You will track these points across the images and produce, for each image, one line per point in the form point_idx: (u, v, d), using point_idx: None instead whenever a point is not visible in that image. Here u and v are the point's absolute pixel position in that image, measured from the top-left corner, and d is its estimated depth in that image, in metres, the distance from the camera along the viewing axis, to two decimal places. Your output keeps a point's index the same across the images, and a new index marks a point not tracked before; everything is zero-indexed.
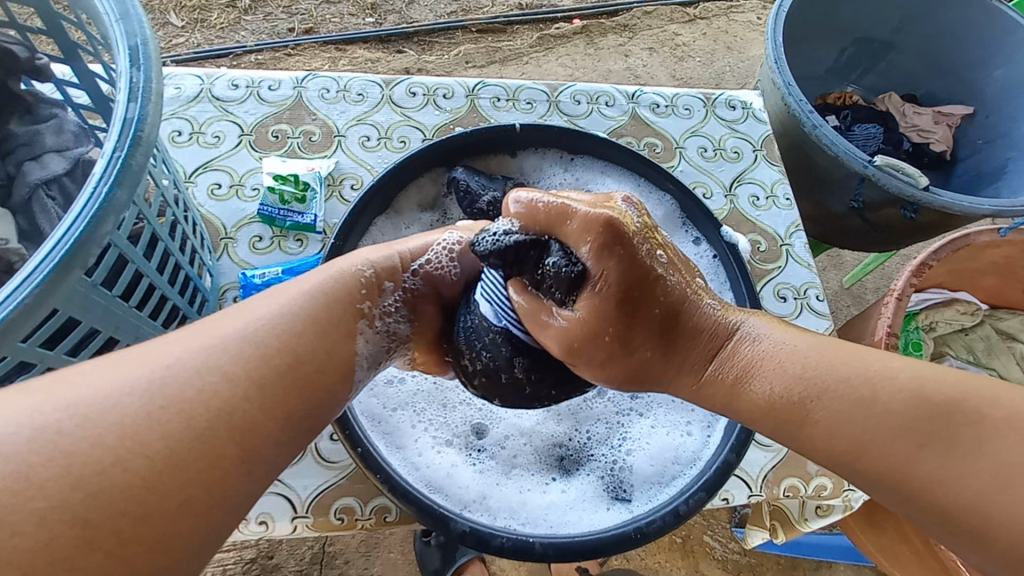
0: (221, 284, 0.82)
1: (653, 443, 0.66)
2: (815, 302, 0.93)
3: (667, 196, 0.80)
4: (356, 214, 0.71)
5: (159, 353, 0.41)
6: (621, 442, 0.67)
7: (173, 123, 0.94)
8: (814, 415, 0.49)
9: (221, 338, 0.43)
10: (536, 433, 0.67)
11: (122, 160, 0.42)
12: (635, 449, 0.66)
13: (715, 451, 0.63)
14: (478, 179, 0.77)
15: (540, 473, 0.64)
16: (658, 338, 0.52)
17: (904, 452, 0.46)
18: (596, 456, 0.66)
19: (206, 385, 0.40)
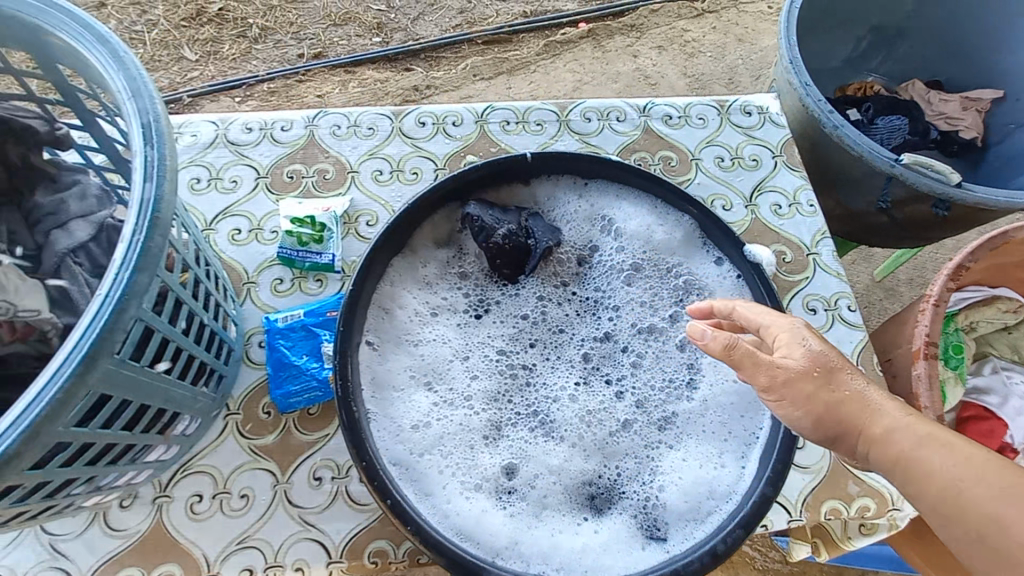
0: (246, 329, 0.84)
1: (686, 477, 0.65)
2: (847, 313, 0.90)
3: (684, 216, 0.78)
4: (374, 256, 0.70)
5: None
6: (653, 476, 0.66)
7: (192, 171, 0.96)
8: (915, 452, 0.50)
9: None
10: (564, 472, 0.66)
11: (142, 243, 0.43)
12: (668, 484, 0.65)
13: (751, 484, 0.62)
14: (492, 213, 0.76)
15: (572, 513, 0.64)
16: (803, 404, 0.53)
17: (992, 501, 0.47)
18: (628, 493, 0.65)
19: None
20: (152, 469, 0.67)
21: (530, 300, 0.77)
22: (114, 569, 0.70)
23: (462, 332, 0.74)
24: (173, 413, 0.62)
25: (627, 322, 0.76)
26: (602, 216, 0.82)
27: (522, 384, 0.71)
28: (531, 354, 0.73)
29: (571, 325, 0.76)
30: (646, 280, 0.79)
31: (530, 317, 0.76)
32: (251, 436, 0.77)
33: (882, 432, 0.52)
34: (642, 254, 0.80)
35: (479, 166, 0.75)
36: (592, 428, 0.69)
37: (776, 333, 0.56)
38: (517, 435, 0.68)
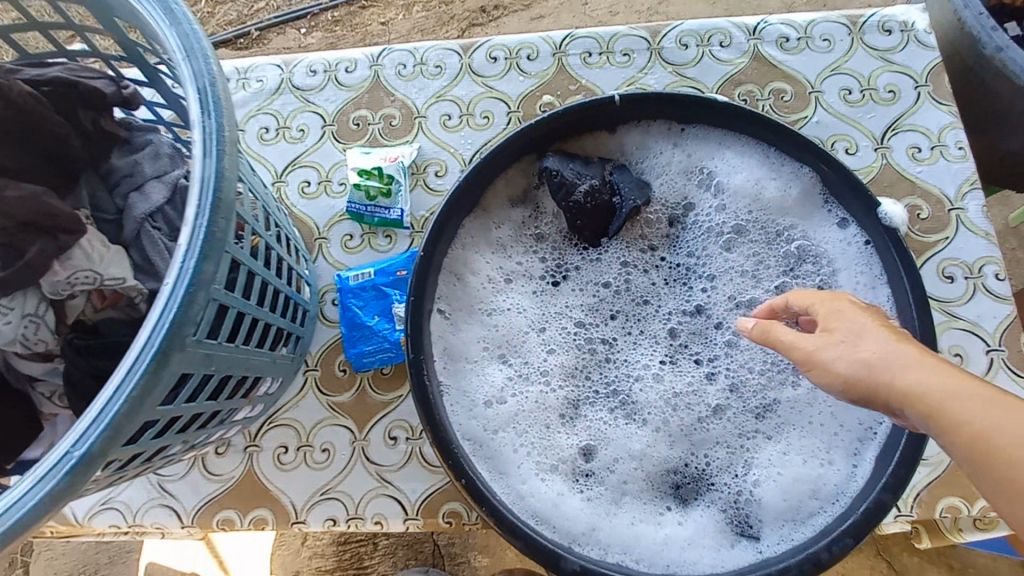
0: (320, 286, 0.83)
1: (786, 473, 0.59)
2: (993, 283, 0.75)
3: (803, 168, 0.66)
4: (446, 217, 0.64)
5: None
6: (747, 468, 0.60)
7: (260, 120, 0.93)
8: (953, 403, 0.36)
9: None
10: (645, 458, 0.62)
11: (205, 228, 0.40)
12: (765, 477, 0.59)
13: (864, 488, 0.55)
14: (573, 166, 0.68)
15: (654, 501, 0.60)
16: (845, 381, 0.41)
17: None
18: (717, 485, 0.60)
19: None
20: (240, 425, 0.70)
21: (613, 267, 0.70)
22: (215, 510, 0.75)
23: (538, 301, 0.69)
24: (255, 378, 0.63)
25: (723, 293, 0.68)
26: (701, 168, 0.71)
27: (602, 360, 0.66)
28: (614, 327, 0.67)
29: (658, 296, 0.69)
30: (751, 246, 0.69)
31: (613, 286, 0.69)
32: (330, 393, 0.79)
33: (913, 387, 0.38)
34: (747, 214, 0.70)
35: (562, 109, 0.66)
36: (678, 413, 0.63)
37: (830, 312, 0.44)
38: (596, 415, 0.64)
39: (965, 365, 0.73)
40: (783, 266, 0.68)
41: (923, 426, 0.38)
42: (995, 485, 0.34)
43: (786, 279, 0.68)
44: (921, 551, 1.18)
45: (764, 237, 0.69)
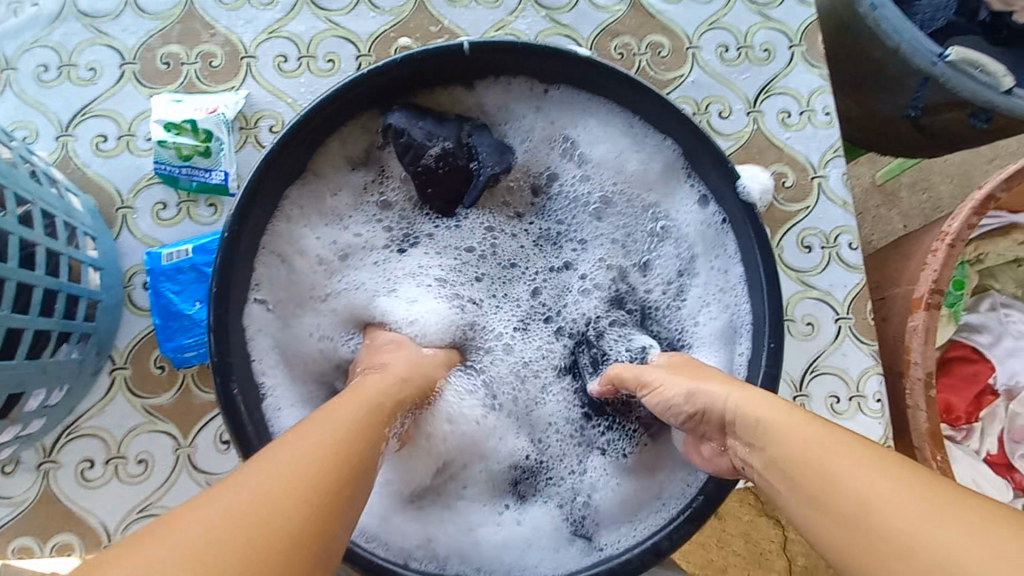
0: (125, 267, 0.69)
1: (622, 468, 0.59)
2: (846, 252, 0.77)
3: (667, 139, 0.60)
4: (256, 189, 0.53)
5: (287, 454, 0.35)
6: (587, 459, 0.60)
7: (34, 54, 0.73)
8: (824, 457, 0.37)
9: (300, 452, 0.35)
10: (490, 449, 0.60)
11: None
12: (607, 471, 0.59)
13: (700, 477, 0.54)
14: (424, 125, 0.58)
15: (499, 499, 0.58)
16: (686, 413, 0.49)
17: (922, 524, 0.31)
18: (555, 480, 0.60)
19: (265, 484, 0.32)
20: (16, 445, 0.57)
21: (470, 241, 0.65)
22: (3, 541, 0.63)
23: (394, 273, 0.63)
24: (8, 395, 0.50)
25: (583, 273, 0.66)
26: (564, 136, 0.64)
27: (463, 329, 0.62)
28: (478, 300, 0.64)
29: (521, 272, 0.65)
30: (612, 223, 0.66)
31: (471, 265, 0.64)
32: (144, 394, 0.66)
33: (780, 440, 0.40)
34: (610, 189, 0.65)
35: (394, 57, 0.53)
36: (529, 393, 0.62)
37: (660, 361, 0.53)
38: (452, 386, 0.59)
39: (816, 333, 0.75)
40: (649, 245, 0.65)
41: (793, 479, 0.39)
42: (849, 536, 0.34)
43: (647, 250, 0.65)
44: None
45: (626, 214, 0.65)
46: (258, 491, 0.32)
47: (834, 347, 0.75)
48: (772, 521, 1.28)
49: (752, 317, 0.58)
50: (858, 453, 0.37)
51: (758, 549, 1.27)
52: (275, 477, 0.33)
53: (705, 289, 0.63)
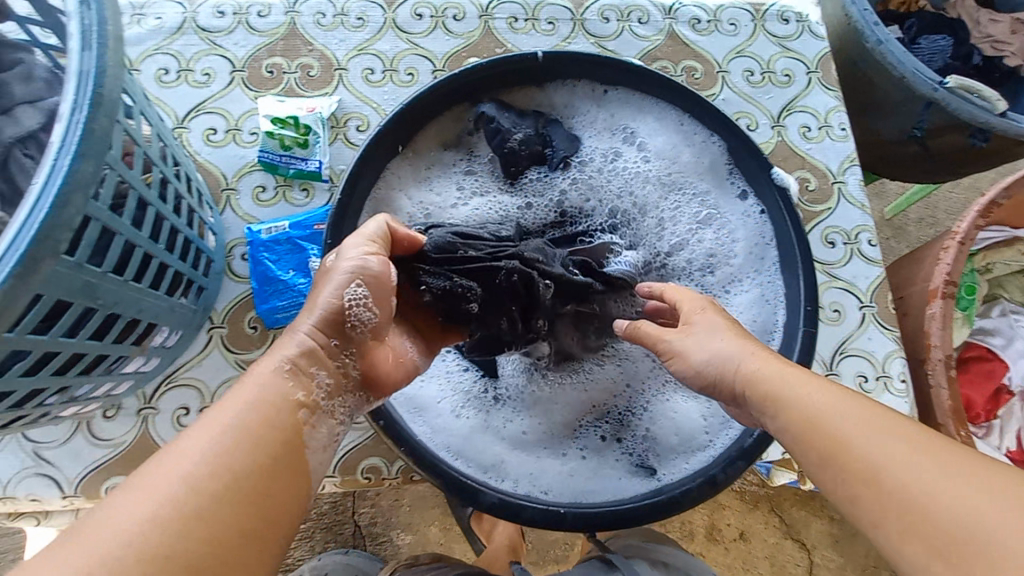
0: (227, 240, 0.78)
1: (681, 411, 0.64)
2: (866, 248, 0.85)
3: (715, 137, 0.71)
4: (368, 156, 0.63)
5: (160, 473, 0.39)
6: (652, 403, 0.64)
7: (157, 60, 0.85)
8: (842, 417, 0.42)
9: (180, 471, 0.39)
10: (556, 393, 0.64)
11: (83, 123, 0.36)
12: (669, 417, 0.63)
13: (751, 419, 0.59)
14: (509, 116, 0.69)
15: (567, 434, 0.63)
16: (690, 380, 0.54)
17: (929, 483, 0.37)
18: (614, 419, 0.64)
19: (158, 519, 0.37)
20: (133, 381, 0.64)
21: (545, 210, 0.73)
22: (102, 478, 0.69)
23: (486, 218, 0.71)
24: (148, 325, 0.58)
25: (639, 238, 0.74)
26: (625, 126, 0.74)
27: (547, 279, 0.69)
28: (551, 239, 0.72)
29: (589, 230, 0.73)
30: (668, 201, 0.74)
31: (546, 223, 0.73)
32: (237, 350, 0.74)
33: (820, 412, 0.43)
34: (669, 171, 0.74)
35: (495, 58, 0.67)
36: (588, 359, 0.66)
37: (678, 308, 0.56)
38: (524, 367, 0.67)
39: (842, 318, 0.82)
40: (705, 219, 0.73)
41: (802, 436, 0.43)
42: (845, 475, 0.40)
43: (692, 225, 0.74)
44: (805, 504, 1.30)
45: (679, 193, 0.74)
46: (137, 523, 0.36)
47: (860, 332, 0.82)
48: (797, 544, 1.28)
49: (787, 288, 0.67)
50: (914, 445, 0.39)
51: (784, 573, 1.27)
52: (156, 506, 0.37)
53: (741, 269, 0.72)
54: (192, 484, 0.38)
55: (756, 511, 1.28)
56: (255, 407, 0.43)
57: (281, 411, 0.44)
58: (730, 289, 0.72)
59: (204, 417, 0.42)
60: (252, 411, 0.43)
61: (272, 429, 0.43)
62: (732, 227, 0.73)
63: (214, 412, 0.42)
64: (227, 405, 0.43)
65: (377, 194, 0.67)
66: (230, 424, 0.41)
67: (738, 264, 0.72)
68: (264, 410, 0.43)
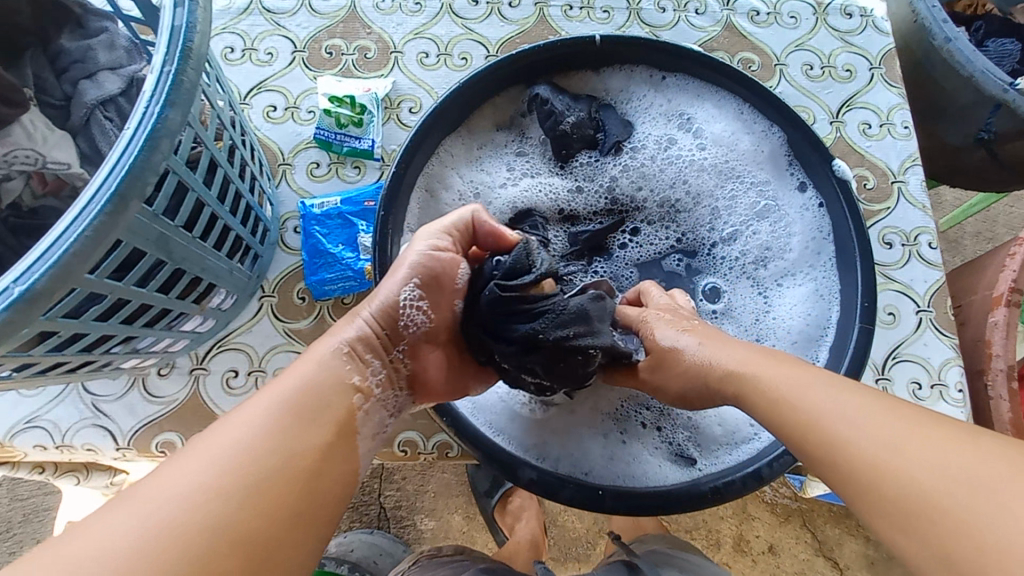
0: (282, 213, 0.80)
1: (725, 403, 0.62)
2: (926, 250, 0.82)
3: (776, 127, 0.69)
4: (425, 133, 0.64)
5: (216, 444, 0.40)
6: None
7: (225, 39, 0.88)
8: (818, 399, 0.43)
9: (236, 444, 0.40)
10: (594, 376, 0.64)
11: (172, 76, 0.39)
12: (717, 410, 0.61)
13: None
14: (563, 98, 0.69)
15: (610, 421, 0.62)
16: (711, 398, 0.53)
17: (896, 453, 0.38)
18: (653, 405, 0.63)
19: (212, 491, 0.37)
20: (189, 340, 0.67)
21: (595, 196, 0.73)
22: (154, 433, 0.72)
23: (537, 201, 0.72)
24: (209, 285, 0.60)
25: (689, 229, 0.74)
26: (680, 114, 0.73)
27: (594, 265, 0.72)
28: (601, 224, 0.73)
29: (640, 219, 0.74)
30: (724, 190, 0.73)
31: (596, 209, 0.73)
32: (286, 319, 0.76)
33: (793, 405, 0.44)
34: (724, 161, 0.73)
35: (555, 39, 0.67)
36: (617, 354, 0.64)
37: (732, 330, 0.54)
38: None
39: (897, 322, 0.79)
40: (760, 211, 0.72)
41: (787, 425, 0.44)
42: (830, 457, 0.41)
43: (744, 217, 0.73)
44: (840, 521, 1.25)
45: (734, 184, 0.73)
46: (192, 493, 0.37)
47: (916, 337, 0.78)
48: (830, 563, 1.24)
49: (843, 283, 0.65)
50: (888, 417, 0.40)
51: None
52: (211, 477, 0.38)
53: (796, 262, 0.70)
54: (249, 459, 0.39)
55: (786, 525, 1.24)
56: (306, 388, 0.45)
57: (332, 393, 0.46)
58: (783, 282, 0.71)
59: (258, 394, 0.44)
60: (302, 392, 0.45)
61: (325, 413, 0.45)
62: (789, 219, 0.71)
63: (267, 391, 0.44)
64: (276, 385, 0.45)
65: (430, 171, 0.67)
66: (279, 400, 0.43)
67: (794, 257, 0.70)
68: (316, 392, 0.45)
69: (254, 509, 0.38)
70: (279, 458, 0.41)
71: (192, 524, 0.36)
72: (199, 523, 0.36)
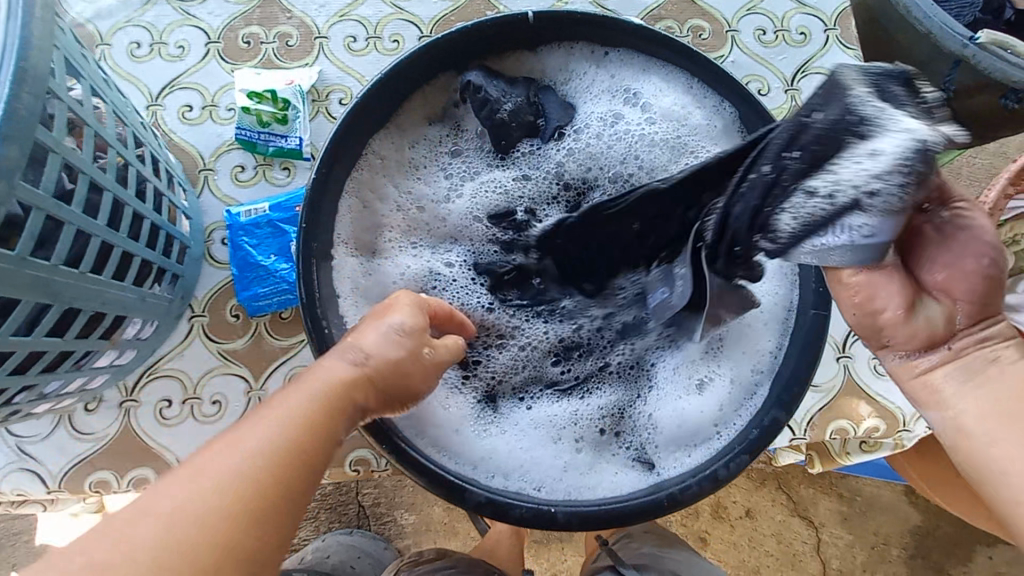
0: (206, 225, 0.74)
1: (683, 402, 0.59)
2: None
3: (726, 99, 0.64)
4: (346, 133, 0.59)
5: (225, 453, 0.36)
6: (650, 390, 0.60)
7: (129, 33, 0.80)
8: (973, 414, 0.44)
9: (244, 457, 0.36)
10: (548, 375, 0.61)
11: (4, 103, 0.33)
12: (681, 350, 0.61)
13: (756, 412, 0.56)
14: (498, 84, 0.64)
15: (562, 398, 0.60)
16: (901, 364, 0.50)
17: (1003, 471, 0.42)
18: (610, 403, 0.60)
19: (211, 508, 0.34)
20: (110, 375, 0.62)
21: (547, 182, 0.66)
22: (88, 471, 0.68)
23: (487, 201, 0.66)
24: (117, 318, 0.55)
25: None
26: (625, 89, 0.67)
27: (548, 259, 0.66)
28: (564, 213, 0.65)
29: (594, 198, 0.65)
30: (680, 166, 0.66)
31: (552, 195, 0.66)
32: (220, 339, 0.71)
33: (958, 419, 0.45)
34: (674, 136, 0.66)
35: (487, 17, 0.61)
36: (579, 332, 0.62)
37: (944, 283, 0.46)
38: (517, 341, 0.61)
39: None
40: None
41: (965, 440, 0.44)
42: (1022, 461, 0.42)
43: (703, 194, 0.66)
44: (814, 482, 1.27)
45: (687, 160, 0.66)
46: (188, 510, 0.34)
47: None
48: (805, 520, 1.26)
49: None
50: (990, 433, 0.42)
51: (791, 550, 1.25)
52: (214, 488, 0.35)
53: None
54: (254, 478, 0.35)
55: (762, 489, 1.25)
56: (317, 403, 0.40)
57: (339, 415, 0.41)
58: None
59: (273, 402, 0.39)
60: (314, 407, 0.39)
61: (327, 436, 0.39)
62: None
63: (280, 402, 0.39)
64: (289, 397, 0.40)
65: (357, 176, 0.61)
66: (289, 415, 0.38)
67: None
68: (324, 408, 0.40)
69: (246, 536, 0.34)
70: (274, 487, 0.36)
71: (182, 542, 0.33)
72: (185, 542, 0.33)
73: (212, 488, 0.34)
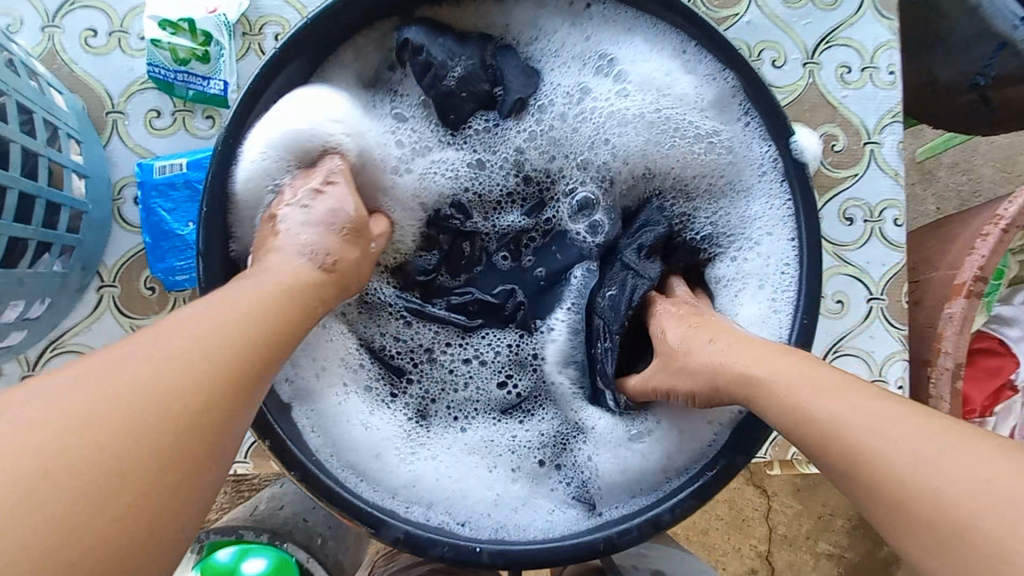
0: (115, 180, 0.64)
1: (631, 447, 0.55)
2: (890, 229, 0.71)
3: (720, 75, 0.53)
4: (262, 89, 0.47)
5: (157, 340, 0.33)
6: (594, 427, 0.58)
7: None
8: None
9: (177, 343, 0.33)
10: (485, 398, 0.59)
11: None
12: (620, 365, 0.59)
13: (706, 462, 0.51)
14: (444, 43, 0.53)
15: (500, 424, 0.58)
16: None
17: None
18: (546, 435, 0.58)
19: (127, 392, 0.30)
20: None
21: (500, 173, 0.60)
22: None
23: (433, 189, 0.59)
24: None
25: (629, 198, 0.61)
26: (600, 55, 0.57)
27: (522, 258, 0.62)
28: (521, 213, 0.61)
29: (560, 192, 0.61)
30: (665, 155, 0.58)
31: (506, 190, 0.60)
32: (133, 314, 0.63)
33: None
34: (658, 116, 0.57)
35: None
36: (520, 358, 0.60)
37: None
38: (456, 362, 0.59)
39: (844, 311, 0.71)
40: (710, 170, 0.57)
41: None
42: None
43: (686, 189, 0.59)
44: None
45: (673, 139, 0.58)
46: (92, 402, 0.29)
47: (863, 328, 0.71)
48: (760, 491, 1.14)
49: (797, 261, 0.54)
50: None
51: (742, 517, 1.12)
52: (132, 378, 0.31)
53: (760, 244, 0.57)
54: (178, 363, 0.32)
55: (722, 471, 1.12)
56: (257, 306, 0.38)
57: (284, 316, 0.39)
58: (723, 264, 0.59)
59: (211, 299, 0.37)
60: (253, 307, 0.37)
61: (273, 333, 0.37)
62: (746, 184, 0.57)
63: (220, 301, 0.37)
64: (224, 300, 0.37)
65: (271, 156, 0.50)
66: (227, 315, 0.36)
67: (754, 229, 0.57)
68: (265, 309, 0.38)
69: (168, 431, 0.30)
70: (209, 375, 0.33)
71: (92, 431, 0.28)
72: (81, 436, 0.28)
73: (141, 385, 0.30)
